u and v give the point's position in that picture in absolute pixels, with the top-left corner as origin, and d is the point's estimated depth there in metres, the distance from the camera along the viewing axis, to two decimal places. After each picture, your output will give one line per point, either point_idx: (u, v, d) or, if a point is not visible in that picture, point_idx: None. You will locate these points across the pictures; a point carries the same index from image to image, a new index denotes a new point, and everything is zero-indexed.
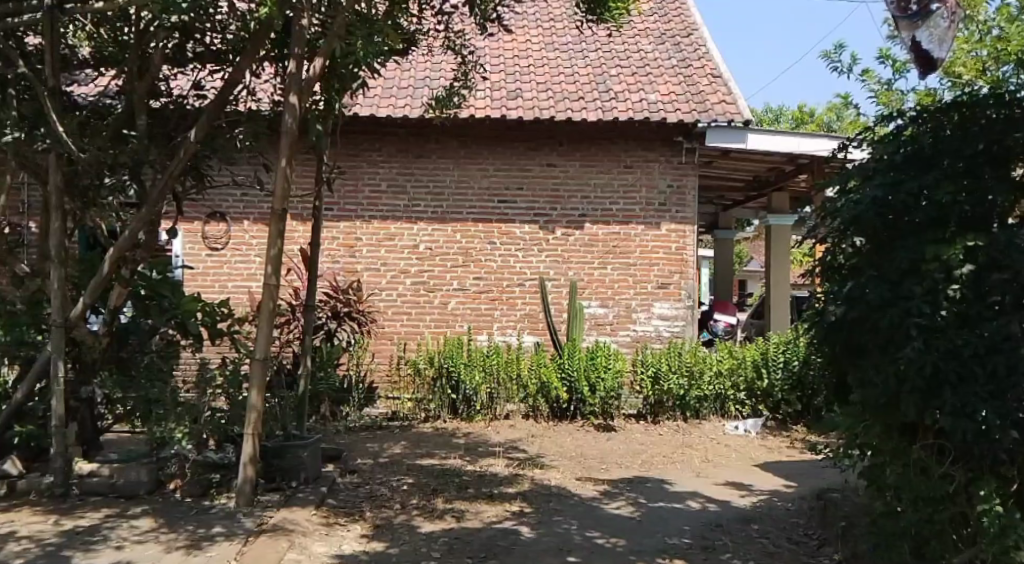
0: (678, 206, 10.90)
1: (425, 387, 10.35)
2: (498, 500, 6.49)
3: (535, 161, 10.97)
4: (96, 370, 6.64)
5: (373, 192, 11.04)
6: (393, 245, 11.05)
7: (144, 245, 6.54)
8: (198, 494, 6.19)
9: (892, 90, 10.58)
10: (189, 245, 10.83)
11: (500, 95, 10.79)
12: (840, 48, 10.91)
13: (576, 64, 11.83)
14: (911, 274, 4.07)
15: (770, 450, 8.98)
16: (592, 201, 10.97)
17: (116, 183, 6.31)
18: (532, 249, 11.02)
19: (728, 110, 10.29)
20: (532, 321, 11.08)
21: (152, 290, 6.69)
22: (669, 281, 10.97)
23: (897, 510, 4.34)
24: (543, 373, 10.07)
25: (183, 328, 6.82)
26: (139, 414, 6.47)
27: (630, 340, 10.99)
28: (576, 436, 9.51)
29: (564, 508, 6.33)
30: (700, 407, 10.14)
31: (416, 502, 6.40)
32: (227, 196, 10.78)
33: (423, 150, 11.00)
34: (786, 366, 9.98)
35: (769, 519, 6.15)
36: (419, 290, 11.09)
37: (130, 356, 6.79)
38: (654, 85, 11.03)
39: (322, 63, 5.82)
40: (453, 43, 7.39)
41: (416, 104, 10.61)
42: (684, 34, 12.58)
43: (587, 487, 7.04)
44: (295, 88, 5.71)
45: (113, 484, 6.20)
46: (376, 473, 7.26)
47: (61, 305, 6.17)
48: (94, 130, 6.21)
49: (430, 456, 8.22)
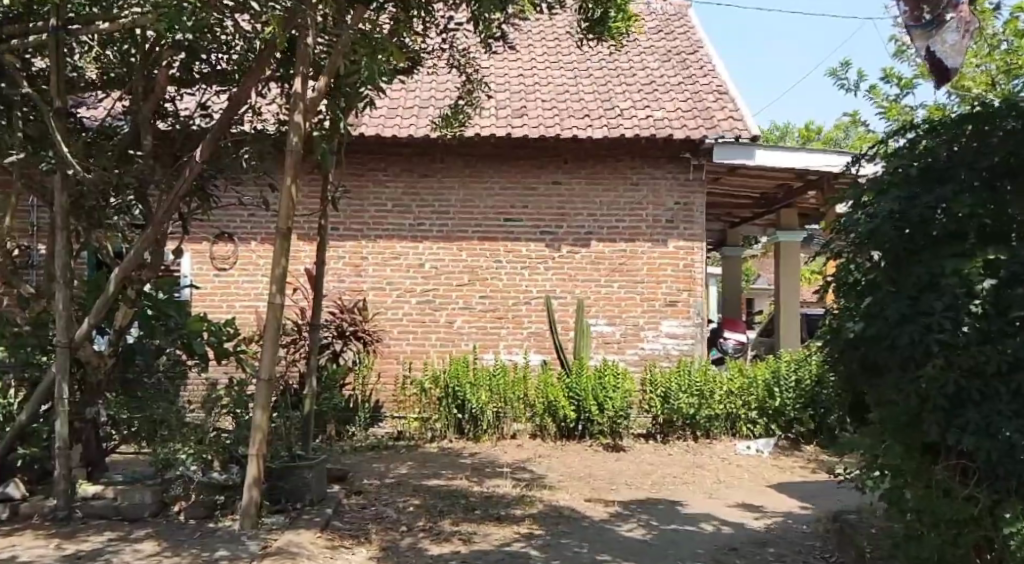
0: (685, 223, 10.86)
1: (430, 407, 10.27)
2: (507, 522, 6.39)
3: (541, 179, 10.94)
4: (101, 393, 6.54)
5: (379, 211, 11.01)
6: (398, 264, 11.00)
7: (149, 266, 6.33)
8: (201, 517, 6.11)
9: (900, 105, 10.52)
10: (197, 265, 10.75)
11: (506, 114, 10.75)
12: (845, 65, 10.85)
13: (581, 81, 11.80)
14: (931, 289, 3.94)
15: (782, 470, 8.86)
16: (597, 219, 10.92)
17: (120, 204, 6.27)
18: (538, 267, 10.95)
19: (735, 126, 10.25)
20: (538, 339, 10.99)
21: (157, 309, 6.67)
22: (677, 299, 10.89)
23: (918, 534, 4.21)
24: (551, 392, 10.00)
25: (188, 348, 6.80)
26: (145, 436, 6.54)
27: (638, 359, 10.90)
28: (585, 456, 9.42)
29: (575, 531, 6.23)
30: (710, 427, 10.07)
31: (422, 524, 6.30)
32: (234, 216, 10.77)
33: (428, 168, 10.98)
34: (797, 384, 9.91)
35: (784, 542, 6.04)
36: (424, 309, 11.02)
37: (137, 377, 6.75)
38: (661, 102, 11.00)
39: (327, 82, 5.73)
40: (457, 62, 7.36)
41: (422, 123, 10.57)
42: (689, 51, 12.55)
43: (598, 509, 6.95)
44: (300, 106, 5.55)
45: (117, 506, 6.13)
46: (383, 495, 7.16)
47: (67, 326, 6.06)
48: (99, 151, 6.14)
49: (436, 477, 8.13)
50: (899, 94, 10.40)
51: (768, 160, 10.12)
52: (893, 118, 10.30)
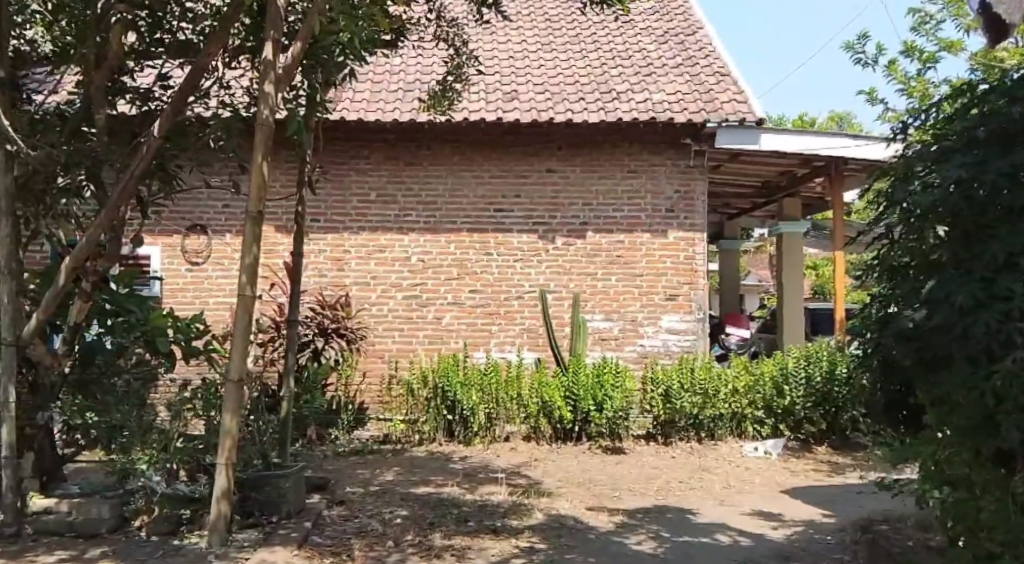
0: (686, 212, 10.32)
1: (419, 408, 9.70)
2: (503, 536, 5.83)
3: (533, 167, 10.38)
4: (54, 396, 5.96)
5: (362, 203, 10.42)
6: (384, 257, 10.42)
7: (108, 256, 5.72)
8: (165, 533, 5.49)
9: (922, 81, 10.00)
10: (169, 260, 10.17)
11: (496, 97, 10.18)
12: (862, 39, 10.31)
13: (576, 63, 11.23)
14: (1008, 269, 3.57)
15: (794, 474, 8.51)
16: (594, 209, 10.37)
17: (70, 184, 5.58)
18: (531, 260, 10.39)
19: (739, 109, 9.75)
20: (531, 336, 10.42)
21: (116, 305, 6.04)
22: (678, 293, 10.35)
23: (987, 554, 3.68)
24: (546, 392, 9.44)
25: (152, 347, 6.12)
26: (103, 443, 5.89)
27: (636, 356, 10.35)
28: (582, 459, 8.88)
29: (579, 544, 5.68)
30: (714, 427, 9.62)
31: (410, 538, 5.72)
32: (207, 208, 10.14)
33: (415, 156, 10.41)
34: (808, 381, 9.46)
35: (809, 555, 5.52)
36: (411, 305, 10.44)
37: (93, 378, 6.10)
38: (660, 85, 10.47)
39: (302, 47, 4.99)
40: (446, 33, 6.78)
41: (407, 107, 9.99)
42: (688, 32, 12.00)
43: (602, 519, 6.41)
44: (270, 76, 4.90)
45: (71, 521, 5.51)
46: (368, 505, 6.57)
47: (13, 321, 5.46)
48: (47, 127, 5.52)
49: (425, 484, 7.55)
50: (921, 70, 9.87)
51: (772, 144, 9.68)
52: (915, 94, 9.76)
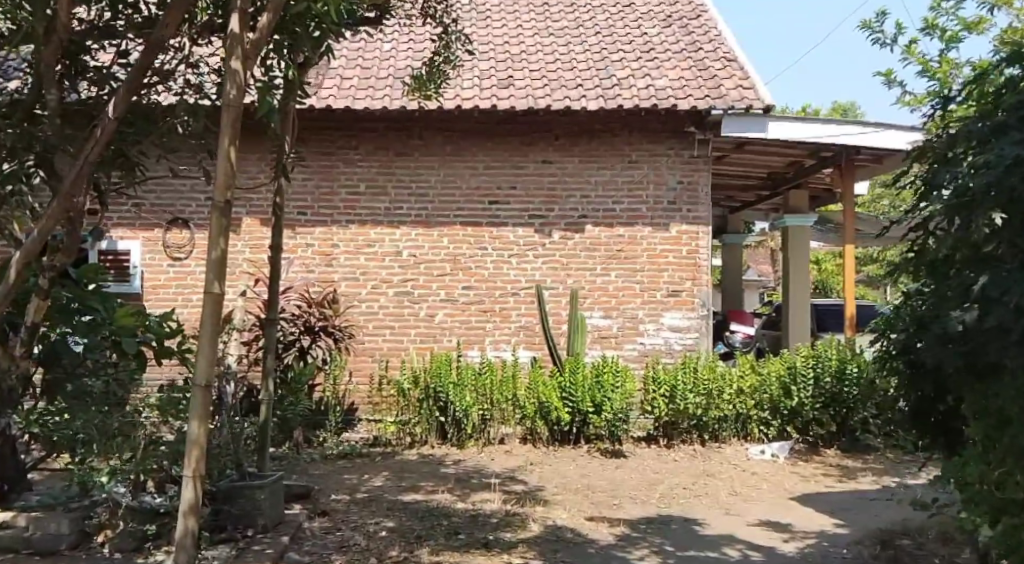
0: (689, 204, 9.89)
1: (410, 410, 9.26)
2: (495, 551, 5.41)
3: (529, 158, 9.96)
4: (15, 402, 5.46)
5: (350, 195, 9.99)
6: (373, 252, 10.00)
7: (63, 248, 5.11)
8: (129, 550, 5.07)
9: (944, 63, 9.59)
10: (149, 255, 9.79)
11: (491, 84, 9.76)
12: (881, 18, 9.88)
13: (574, 49, 10.80)
14: None
15: (804, 480, 8.09)
16: (593, 201, 9.95)
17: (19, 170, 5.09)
18: (527, 254, 9.98)
19: (746, 95, 9.38)
20: (528, 334, 10.00)
21: (82, 302, 5.46)
22: (680, 288, 9.94)
23: None
24: (542, 393, 9.03)
25: (119, 349, 5.49)
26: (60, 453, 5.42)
27: (637, 354, 9.94)
28: (580, 463, 8.48)
29: (576, 561, 5.29)
30: (719, 429, 9.28)
31: (394, 554, 5.29)
32: (190, 201, 9.75)
33: (405, 147, 9.98)
34: (816, 382, 9.14)
35: None
36: (403, 301, 10.02)
37: (60, 379, 5.47)
38: (662, 71, 10.06)
39: (270, 19, 4.59)
40: (434, 9, 6.34)
41: (398, 95, 9.57)
42: (692, 16, 11.56)
43: (602, 531, 6.02)
44: (237, 50, 4.48)
45: (27, 538, 5.09)
46: (352, 515, 6.15)
47: None
48: None
49: (414, 492, 7.13)
50: (943, 50, 9.46)
51: (778, 133, 9.42)
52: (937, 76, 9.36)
